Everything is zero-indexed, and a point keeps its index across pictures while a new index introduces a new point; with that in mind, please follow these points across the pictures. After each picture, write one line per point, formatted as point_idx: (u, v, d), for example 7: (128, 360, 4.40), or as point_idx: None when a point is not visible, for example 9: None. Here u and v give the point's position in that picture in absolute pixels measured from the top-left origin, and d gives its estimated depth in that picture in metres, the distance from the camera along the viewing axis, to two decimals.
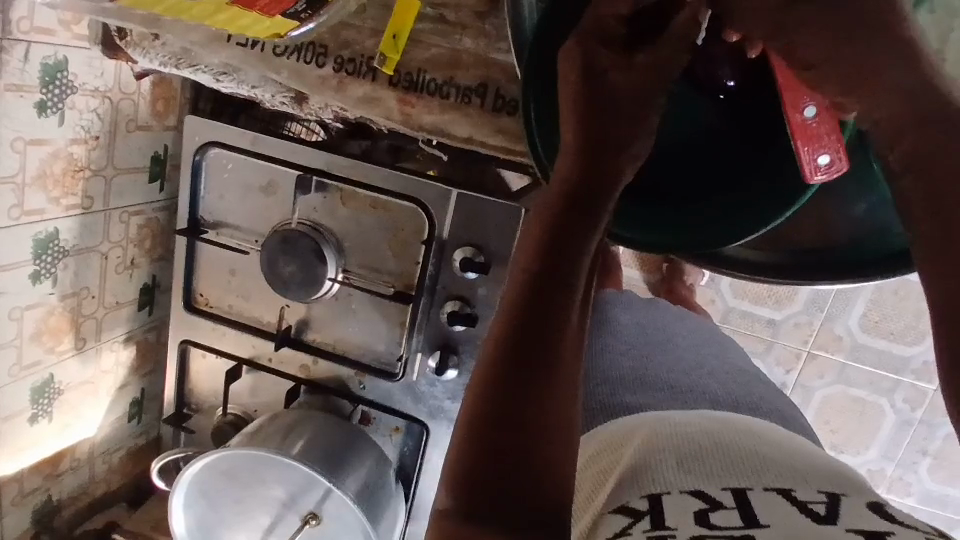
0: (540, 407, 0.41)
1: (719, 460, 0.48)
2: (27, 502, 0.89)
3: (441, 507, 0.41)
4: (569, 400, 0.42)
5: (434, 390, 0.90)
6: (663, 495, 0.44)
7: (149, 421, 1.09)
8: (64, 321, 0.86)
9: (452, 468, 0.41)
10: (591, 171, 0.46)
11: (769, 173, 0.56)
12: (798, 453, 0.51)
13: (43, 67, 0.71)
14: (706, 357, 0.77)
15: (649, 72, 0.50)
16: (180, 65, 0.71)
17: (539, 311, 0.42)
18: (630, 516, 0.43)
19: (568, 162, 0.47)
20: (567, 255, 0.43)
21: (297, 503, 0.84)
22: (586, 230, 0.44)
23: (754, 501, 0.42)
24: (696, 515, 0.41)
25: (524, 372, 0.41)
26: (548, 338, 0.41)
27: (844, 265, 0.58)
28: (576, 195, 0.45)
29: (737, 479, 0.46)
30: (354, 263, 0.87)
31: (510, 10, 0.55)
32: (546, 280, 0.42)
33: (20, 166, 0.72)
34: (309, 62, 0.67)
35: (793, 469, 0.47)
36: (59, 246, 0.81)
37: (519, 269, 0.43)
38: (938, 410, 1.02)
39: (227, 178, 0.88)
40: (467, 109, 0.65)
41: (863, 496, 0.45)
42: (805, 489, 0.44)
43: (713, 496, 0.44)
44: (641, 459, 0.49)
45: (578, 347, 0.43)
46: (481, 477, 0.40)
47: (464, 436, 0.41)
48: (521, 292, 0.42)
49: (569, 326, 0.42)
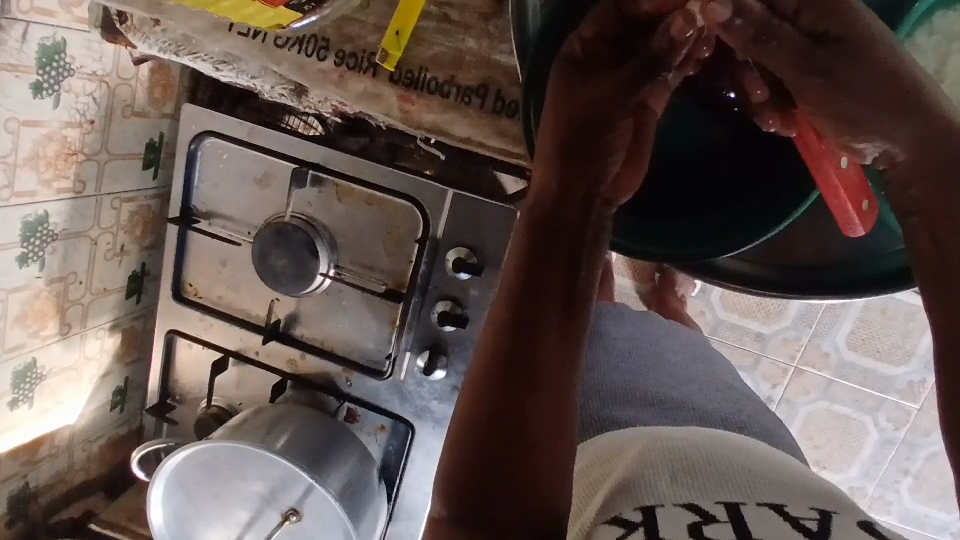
0: (532, 408, 0.41)
1: (713, 475, 0.48)
2: (3, 487, 0.88)
3: (435, 513, 0.41)
4: (562, 406, 0.42)
5: (421, 390, 0.90)
6: (657, 507, 0.43)
7: (131, 409, 1.08)
8: (49, 305, 0.85)
9: (443, 471, 0.42)
10: (573, 173, 0.47)
11: (774, 196, 0.56)
12: (790, 473, 0.51)
13: (41, 47, 0.70)
14: (694, 371, 0.77)
15: (633, 78, 0.47)
16: (180, 52, 0.71)
17: (521, 318, 0.43)
18: (624, 527, 0.42)
19: (547, 168, 0.48)
20: (549, 255, 0.45)
21: (278, 498, 0.83)
22: (568, 232, 0.46)
23: (747, 516, 0.42)
24: (690, 528, 0.40)
25: (512, 371, 0.42)
26: (537, 334, 0.43)
27: (837, 284, 0.58)
28: (556, 200, 0.47)
29: (730, 493, 0.45)
30: (347, 258, 0.87)
31: (515, 15, 0.56)
32: (530, 278, 0.44)
33: (13, 146, 0.71)
34: (310, 55, 0.67)
35: (787, 488, 0.47)
36: (49, 229, 0.80)
37: (506, 277, 0.45)
38: (920, 430, 1.03)
39: (222, 168, 0.87)
40: (466, 108, 0.65)
41: (855, 514, 0.44)
42: (798, 506, 0.43)
43: (707, 509, 0.43)
44: (634, 473, 0.49)
45: (571, 351, 0.43)
46: (471, 483, 0.40)
47: (455, 443, 0.41)
48: (507, 301, 0.44)
49: (551, 325, 0.43)
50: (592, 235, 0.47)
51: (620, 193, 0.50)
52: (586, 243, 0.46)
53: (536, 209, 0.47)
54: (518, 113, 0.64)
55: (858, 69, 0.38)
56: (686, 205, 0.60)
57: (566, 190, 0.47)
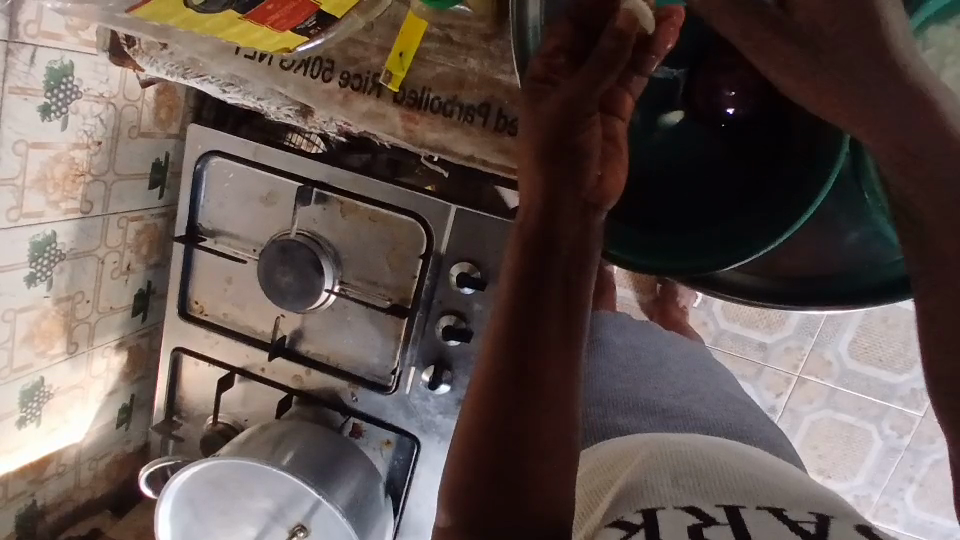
0: (539, 422, 0.45)
1: (713, 478, 0.48)
2: (11, 505, 0.88)
3: (446, 522, 0.46)
4: (568, 413, 0.46)
5: (427, 404, 0.90)
6: (657, 510, 0.44)
7: (136, 427, 1.08)
8: (56, 324, 0.85)
9: (455, 481, 0.46)
10: (562, 190, 0.51)
11: (767, 207, 0.56)
12: (793, 480, 0.52)
13: (49, 70, 0.71)
14: (696, 382, 0.78)
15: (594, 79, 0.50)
16: (187, 74, 0.72)
17: (523, 330, 0.47)
18: (626, 529, 0.43)
19: (537, 186, 0.51)
20: (547, 268, 0.48)
21: (286, 515, 0.84)
22: (564, 248, 0.49)
23: (746, 518, 0.42)
24: (690, 529, 0.41)
25: (517, 388, 0.45)
26: (539, 348, 0.46)
27: (836, 294, 0.58)
28: (548, 214, 0.50)
29: (731, 497, 0.46)
30: (351, 274, 0.88)
31: (515, 36, 0.57)
32: (524, 299, 0.47)
33: (21, 167, 0.72)
34: (315, 76, 0.68)
35: (785, 492, 0.47)
36: (56, 249, 0.81)
37: (505, 291, 0.49)
38: (925, 437, 1.03)
39: (227, 187, 0.88)
40: (469, 127, 0.66)
41: (853, 518, 0.45)
42: (797, 510, 0.44)
43: (708, 512, 0.43)
44: (638, 478, 0.49)
45: (569, 360, 0.47)
46: (486, 494, 0.44)
47: (468, 455, 0.45)
48: (508, 317, 0.47)
49: (553, 337, 0.47)
50: (583, 248, 0.50)
51: (607, 196, 0.52)
52: (579, 256, 0.50)
53: (530, 223, 0.51)
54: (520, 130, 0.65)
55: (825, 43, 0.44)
56: (682, 217, 0.61)
57: (556, 212, 0.50)
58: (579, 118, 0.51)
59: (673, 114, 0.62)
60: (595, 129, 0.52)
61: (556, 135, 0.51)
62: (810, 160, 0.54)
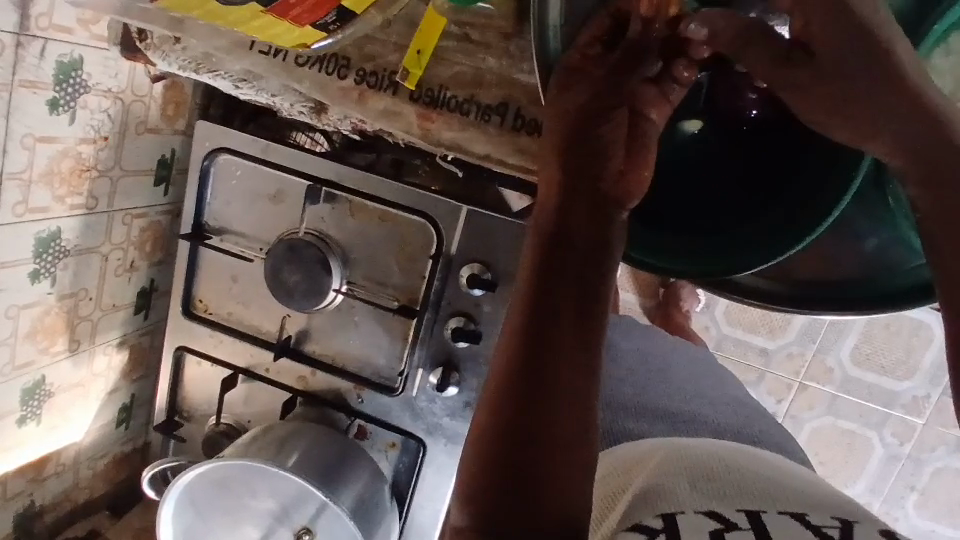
0: (554, 418, 0.44)
1: (731, 483, 0.48)
2: (10, 505, 0.87)
3: (458, 523, 0.43)
4: (585, 413, 0.45)
5: (434, 406, 0.90)
6: (677, 514, 0.43)
7: (135, 427, 1.07)
8: (59, 322, 0.84)
9: (466, 479, 0.44)
10: (580, 186, 0.51)
11: (784, 212, 0.56)
12: (810, 484, 0.51)
13: (58, 64, 0.70)
14: (704, 386, 0.77)
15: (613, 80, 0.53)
16: (200, 70, 0.72)
17: (539, 324, 0.46)
18: (645, 533, 0.42)
19: (555, 182, 0.52)
20: (562, 263, 0.48)
21: (291, 518, 0.82)
22: (582, 245, 0.50)
23: (768, 523, 0.42)
24: (711, 534, 0.40)
25: (532, 381, 0.44)
26: (555, 342, 0.45)
27: (855, 299, 0.58)
28: (564, 209, 0.51)
29: (749, 501, 0.45)
30: (358, 274, 0.87)
31: (535, 34, 0.56)
32: (540, 293, 0.47)
33: (29, 162, 0.71)
34: (330, 73, 0.68)
35: (804, 497, 0.47)
36: (60, 246, 0.80)
37: (522, 287, 0.48)
38: (925, 445, 1.03)
39: (235, 185, 0.88)
40: (486, 127, 0.66)
41: (875, 524, 0.44)
42: (819, 515, 0.44)
43: (729, 516, 0.43)
44: (654, 482, 0.49)
45: (587, 358, 0.46)
46: (497, 492, 0.42)
47: (480, 450, 0.43)
48: (524, 311, 0.47)
49: (569, 332, 0.46)
50: (602, 246, 0.50)
51: (628, 195, 0.53)
52: (596, 253, 0.50)
53: (547, 220, 0.51)
54: (537, 130, 0.65)
55: (841, 35, 0.45)
56: (697, 219, 0.61)
57: (572, 208, 0.51)
58: (599, 116, 0.53)
59: (691, 123, 0.62)
60: (613, 127, 0.53)
61: (576, 131, 0.53)
62: (831, 169, 0.54)
